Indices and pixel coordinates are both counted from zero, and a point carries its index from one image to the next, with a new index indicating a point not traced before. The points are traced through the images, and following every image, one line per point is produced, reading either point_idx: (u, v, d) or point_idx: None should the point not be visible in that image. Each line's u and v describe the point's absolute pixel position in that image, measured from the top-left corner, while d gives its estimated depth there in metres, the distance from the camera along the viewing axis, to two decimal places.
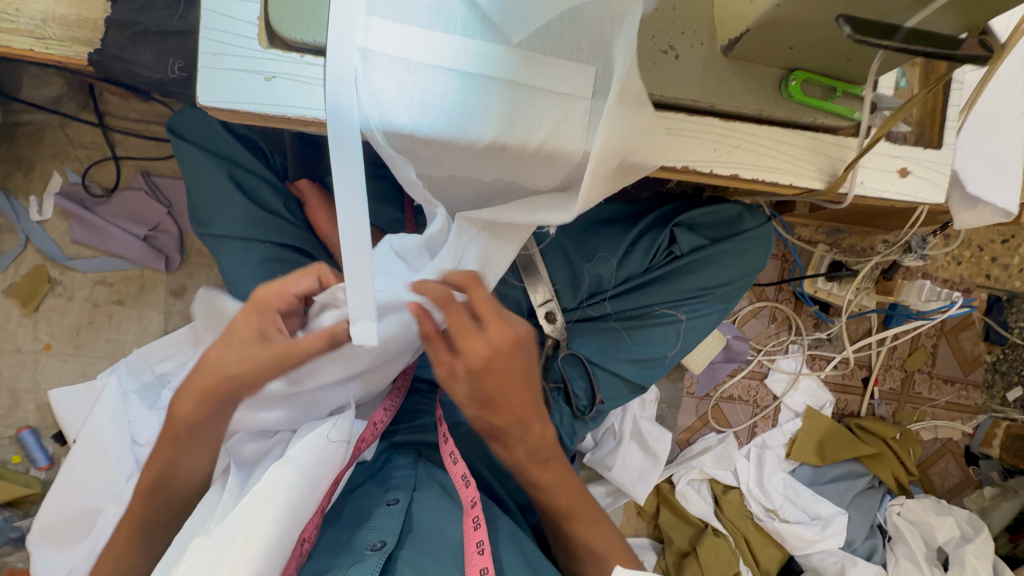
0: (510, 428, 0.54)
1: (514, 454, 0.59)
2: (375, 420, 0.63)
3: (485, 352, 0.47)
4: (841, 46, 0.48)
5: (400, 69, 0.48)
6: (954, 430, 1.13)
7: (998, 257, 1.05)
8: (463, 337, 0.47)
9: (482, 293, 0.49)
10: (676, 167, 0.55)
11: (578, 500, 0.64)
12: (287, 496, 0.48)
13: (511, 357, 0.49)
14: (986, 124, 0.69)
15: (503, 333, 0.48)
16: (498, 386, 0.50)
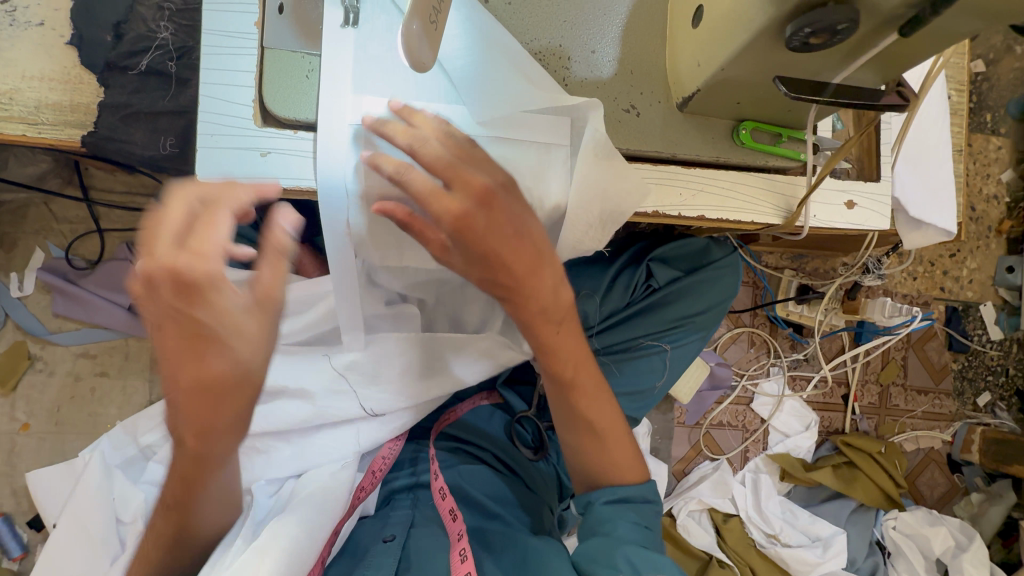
0: (517, 273, 0.52)
1: (524, 313, 0.56)
2: (374, 469, 0.71)
3: (459, 212, 0.48)
4: (782, 100, 0.55)
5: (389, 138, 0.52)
6: (934, 439, 1.17)
7: (948, 271, 1.15)
8: (435, 199, 0.48)
9: (437, 144, 0.49)
10: (648, 213, 0.60)
11: (581, 369, 0.62)
12: (280, 555, 0.56)
13: (494, 213, 0.49)
14: (918, 154, 0.76)
15: (470, 187, 0.48)
16: (488, 244, 0.50)
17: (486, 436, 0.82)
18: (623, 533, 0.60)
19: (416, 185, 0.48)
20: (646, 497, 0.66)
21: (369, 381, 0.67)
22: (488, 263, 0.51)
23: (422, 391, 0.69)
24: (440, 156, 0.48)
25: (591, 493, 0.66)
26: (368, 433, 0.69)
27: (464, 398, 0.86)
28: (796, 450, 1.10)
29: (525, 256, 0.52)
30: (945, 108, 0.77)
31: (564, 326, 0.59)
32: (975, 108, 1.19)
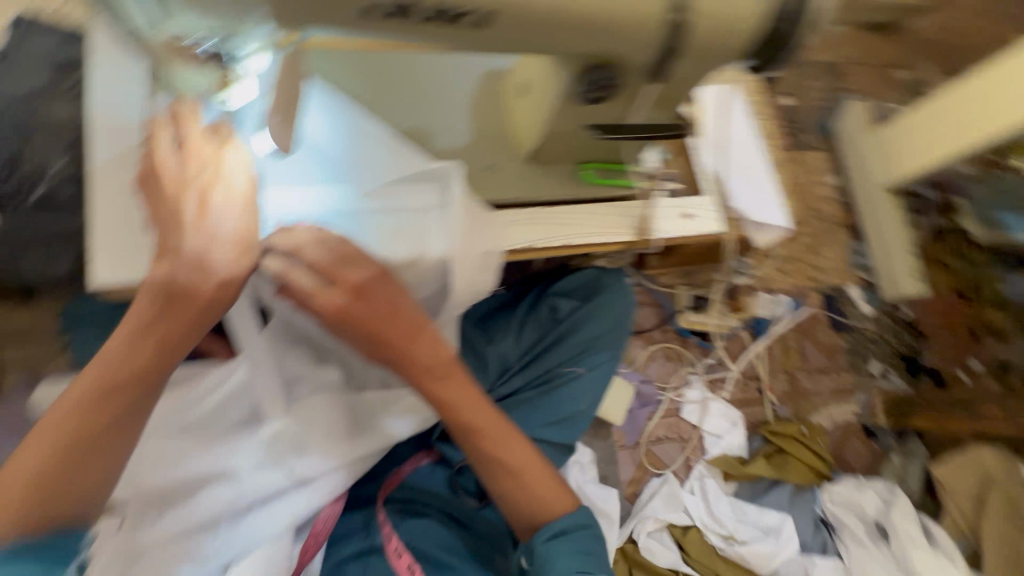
0: (386, 336, 0.58)
1: (410, 371, 0.61)
2: (315, 532, 0.71)
3: (339, 306, 0.56)
4: (603, 143, 0.68)
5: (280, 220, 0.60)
6: (845, 411, 1.29)
7: (812, 263, 1.34)
8: (315, 296, 0.56)
9: (315, 250, 0.56)
10: (519, 249, 0.71)
11: (482, 418, 0.66)
12: None
13: (365, 303, 0.57)
14: (740, 168, 0.94)
15: (347, 284, 0.56)
16: (370, 328, 0.57)
17: (430, 493, 0.83)
18: (562, 567, 0.63)
19: (299, 285, 0.56)
20: (584, 522, 0.68)
21: (294, 451, 0.69)
22: (378, 346, 0.59)
23: (350, 450, 0.71)
24: (321, 257, 0.56)
25: (532, 537, 0.67)
26: (301, 499, 0.69)
27: (410, 457, 0.86)
28: (730, 449, 1.17)
29: (400, 325, 0.59)
30: (753, 131, 0.96)
31: (448, 378, 0.64)
32: (795, 131, 1.45)
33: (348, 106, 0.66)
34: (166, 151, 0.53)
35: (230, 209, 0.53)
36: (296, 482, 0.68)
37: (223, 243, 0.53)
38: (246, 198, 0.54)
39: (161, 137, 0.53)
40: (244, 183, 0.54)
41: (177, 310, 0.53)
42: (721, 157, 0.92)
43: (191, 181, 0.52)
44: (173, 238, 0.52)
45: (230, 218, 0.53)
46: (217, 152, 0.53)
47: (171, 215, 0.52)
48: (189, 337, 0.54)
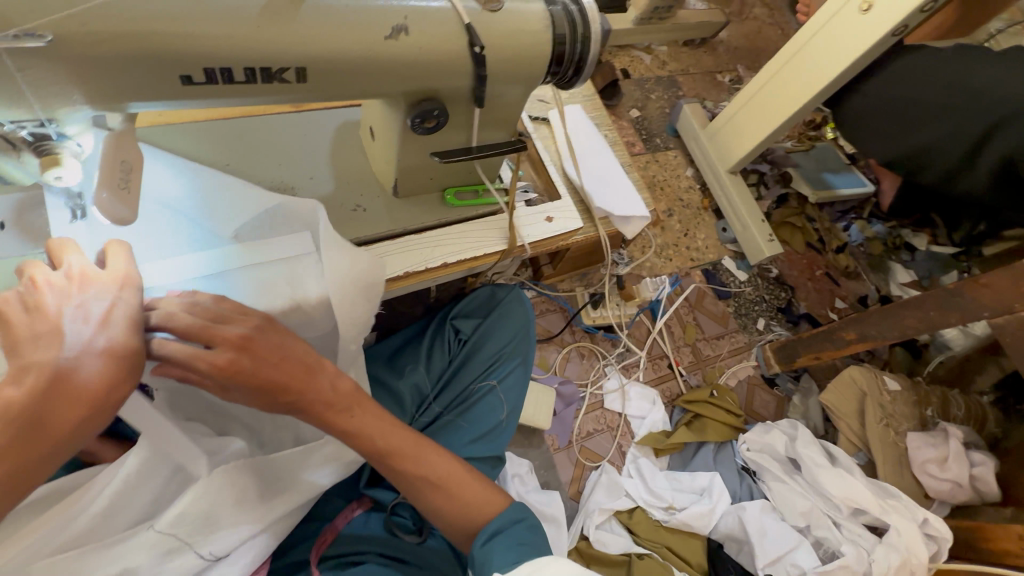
0: (278, 381, 0.59)
1: (310, 407, 0.62)
2: None
3: (229, 360, 0.56)
4: (457, 169, 0.75)
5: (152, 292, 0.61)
6: (746, 368, 1.44)
7: (688, 246, 1.53)
8: (197, 360, 0.55)
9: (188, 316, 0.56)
10: (396, 276, 0.74)
11: (394, 440, 0.68)
12: None
13: (254, 354, 0.58)
14: (596, 169, 1.03)
15: (228, 340, 0.56)
16: (256, 375, 0.57)
17: (367, 538, 0.81)
18: (500, 563, 0.64)
19: (177, 354, 0.55)
20: (516, 517, 0.71)
21: (204, 529, 0.65)
22: (271, 393, 0.59)
23: (270, 512, 0.70)
24: (192, 321, 0.56)
25: (472, 545, 0.69)
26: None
27: (346, 508, 0.84)
28: (655, 426, 1.25)
29: (291, 367, 0.60)
30: (596, 135, 1.07)
31: (354, 410, 0.65)
32: (648, 137, 1.66)
33: (206, 174, 0.69)
34: (43, 276, 0.49)
35: (111, 327, 0.49)
36: (212, 557, 0.67)
37: (98, 361, 0.47)
38: (132, 317, 0.51)
39: (38, 269, 0.50)
40: (131, 303, 0.52)
41: (26, 447, 0.44)
42: (573, 163, 1.01)
43: (72, 301, 0.49)
44: (38, 359, 0.46)
45: (111, 336, 0.49)
46: (105, 277, 0.52)
47: (39, 338, 0.47)
48: (42, 473, 0.45)
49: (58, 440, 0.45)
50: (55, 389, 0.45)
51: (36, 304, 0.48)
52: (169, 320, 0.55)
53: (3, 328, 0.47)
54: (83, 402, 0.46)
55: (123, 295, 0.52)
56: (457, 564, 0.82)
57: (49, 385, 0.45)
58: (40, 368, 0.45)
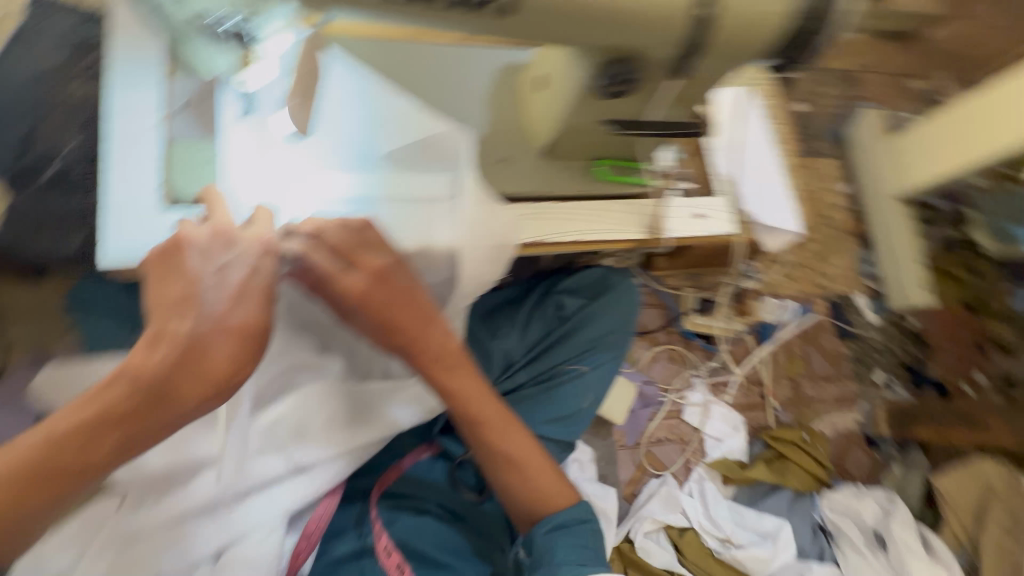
0: (403, 322, 0.60)
1: (425, 350, 0.62)
2: (308, 533, 0.70)
3: (364, 289, 0.58)
4: (615, 141, 0.68)
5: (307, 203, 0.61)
6: (847, 419, 1.29)
7: (821, 270, 1.34)
8: (339, 280, 0.57)
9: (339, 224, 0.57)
10: (530, 242, 0.72)
11: (488, 411, 0.67)
12: None
13: (382, 290, 0.58)
14: (755, 171, 0.94)
15: (370, 266, 0.58)
16: (382, 313, 0.59)
17: (429, 485, 0.83)
18: (561, 558, 0.63)
19: (321, 268, 0.57)
20: (581, 517, 0.68)
21: (296, 437, 0.69)
22: (388, 331, 0.60)
23: (352, 438, 0.72)
24: (343, 239, 0.57)
25: (532, 529, 0.67)
26: (296, 492, 0.69)
27: (409, 453, 0.85)
28: (731, 453, 1.17)
29: (409, 312, 0.60)
30: (767, 132, 0.96)
31: (450, 367, 0.64)
32: (808, 137, 1.44)
33: (367, 90, 0.66)
34: (197, 232, 0.55)
35: (242, 299, 0.54)
36: (296, 467, 0.68)
37: (227, 336, 0.53)
38: (263, 287, 0.55)
39: (192, 224, 0.55)
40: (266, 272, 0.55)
41: (155, 411, 0.52)
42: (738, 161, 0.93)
43: (217, 265, 0.54)
44: (175, 330, 0.53)
45: (243, 312, 0.54)
46: (246, 237, 0.55)
47: (190, 298, 0.54)
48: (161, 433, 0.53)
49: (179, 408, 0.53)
50: (188, 359, 0.53)
51: (184, 266, 0.54)
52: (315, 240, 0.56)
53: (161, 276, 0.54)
54: (207, 376, 0.53)
55: (259, 262, 0.55)
56: (509, 534, 0.82)
57: (183, 359, 0.52)
58: (177, 340, 0.53)
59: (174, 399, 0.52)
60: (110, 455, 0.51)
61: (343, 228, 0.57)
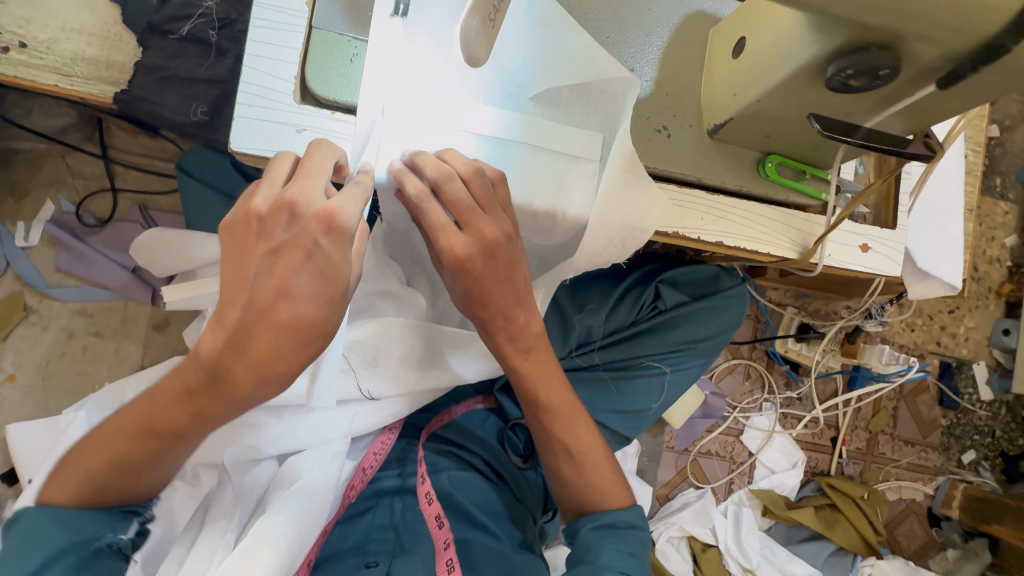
0: (499, 300, 0.54)
1: (514, 323, 0.56)
2: (364, 466, 0.72)
3: (462, 257, 0.49)
4: (808, 137, 0.56)
5: (439, 131, 0.54)
6: (916, 490, 1.18)
7: (946, 326, 1.18)
8: (445, 237, 0.49)
9: (462, 186, 0.49)
10: (665, 233, 0.60)
11: (556, 398, 0.63)
12: (275, 556, 0.56)
13: (487, 261, 0.51)
14: (933, 208, 0.80)
15: (481, 236, 0.49)
16: (477, 280, 0.52)
17: (478, 439, 0.81)
18: (606, 561, 0.58)
19: (431, 219, 0.49)
20: (631, 522, 0.63)
21: (369, 364, 0.67)
22: (478, 300, 0.53)
23: (417, 381, 0.69)
24: (462, 196, 0.49)
25: (578, 522, 0.64)
26: (361, 418, 0.69)
27: (457, 404, 0.84)
28: (780, 488, 1.10)
29: (507, 292, 0.53)
30: (960, 166, 0.82)
31: (534, 354, 0.60)
32: (987, 171, 1.22)
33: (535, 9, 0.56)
34: (265, 199, 0.41)
35: (289, 292, 0.40)
36: (366, 394, 0.68)
37: (270, 329, 0.40)
38: (328, 277, 0.41)
39: (269, 187, 0.42)
40: (339, 261, 0.41)
41: (215, 390, 0.43)
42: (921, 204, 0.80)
43: (269, 246, 0.40)
44: (234, 295, 0.41)
45: (294, 303, 0.40)
46: (312, 210, 0.40)
47: (241, 280, 0.41)
48: (223, 406, 0.44)
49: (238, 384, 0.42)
50: (235, 342, 0.41)
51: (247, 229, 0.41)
52: (440, 182, 0.48)
53: (222, 251, 0.42)
54: (251, 361, 0.41)
55: (319, 245, 0.40)
56: (542, 503, 0.82)
57: (239, 330, 0.41)
58: (233, 308, 0.41)
59: (221, 383, 0.42)
60: (173, 429, 0.47)
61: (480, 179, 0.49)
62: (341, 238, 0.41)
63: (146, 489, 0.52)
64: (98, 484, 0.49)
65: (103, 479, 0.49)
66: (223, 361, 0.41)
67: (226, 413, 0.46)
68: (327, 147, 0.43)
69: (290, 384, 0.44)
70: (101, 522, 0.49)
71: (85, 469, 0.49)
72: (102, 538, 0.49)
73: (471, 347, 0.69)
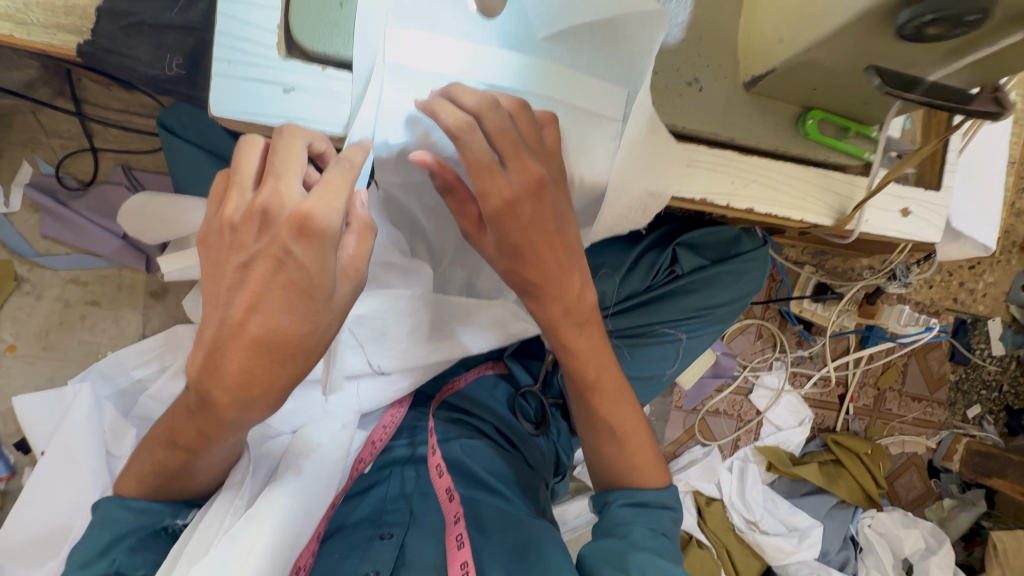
0: (544, 276, 0.50)
1: (548, 312, 0.53)
2: (374, 439, 0.71)
3: (507, 198, 0.44)
4: (861, 91, 0.50)
5: (434, 86, 0.47)
6: (919, 444, 1.20)
7: (965, 283, 1.14)
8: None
9: (501, 117, 0.43)
10: (690, 200, 0.56)
11: (605, 374, 0.60)
12: (272, 528, 0.51)
13: (535, 204, 0.46)
14: (975, 164, 0.75)
15: (527, 174, 0.45)
16: (524, 236, 0.47)
17: (490, 407, 0.79)
18: (637, 539, 0.58)
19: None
20: (665, 503, 0.63)
21: (376, 341, 0.64)
22: (520, 257, 0.48)
23: (424, 356, 0.66)
24: (501, 131, 0.43)
25: (609, 494, 0.64)
26: (370, 389, 0.67)
27: (463, 372, 0.82)
28: (787, 444, 1.12)
29: (555, 250, 0.49)
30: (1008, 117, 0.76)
31: (562, 336, 0.55)
32: None
33: None
34: (238, 205, 0.39)
35: (258, 306, 0.38)
36: (373, 367, 0.65)
37: (240, 344, 0.38)
38: (303, 288, 0.38)
39: (241, 192, 0.39)
40: (311, 267, 0.38)
41: (206, 413, 0.43)
42: (966, 164, 0.75)
43: (239, 257, 0.39)
44: (209, 318, 0.40)
45: (266, 318, 0.38)
46: (284, 214, 0.38)
47: (218, 298, 0.40)
48: (218, 429, 0.45)
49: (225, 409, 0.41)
50: (209, 366, 0.40)
51: (222, 222, 0.39)
52: (460, 126, 0.42)
53: (202, 266, 0.41)
54: (228, 385, 0.40)
55: (287, 253, 0.38)
56: (553, 471, 0.82)
57: (212, 356, 0.40)
58: (208, 332, 0.40)
59: (209, 407, 0.42)
60: (190, 444, 0.47)
61: (498, 115, 0.43)
62: (314, 242, 0.37)
63: (189, 490, 0.54)
64: (152, 481, 0.51)
65: (153, 479, 0.51)
66: (203, 383, 0.40)
67: (229, 429, 0.45)
68: (292, 131, 0.40)
69: (274, 407, 0.42)
70: (160, 510, 0.52)
71: (141, 470, 0.52)
72: (161, 522, 0.53)
73: (488, 310, 0.66)
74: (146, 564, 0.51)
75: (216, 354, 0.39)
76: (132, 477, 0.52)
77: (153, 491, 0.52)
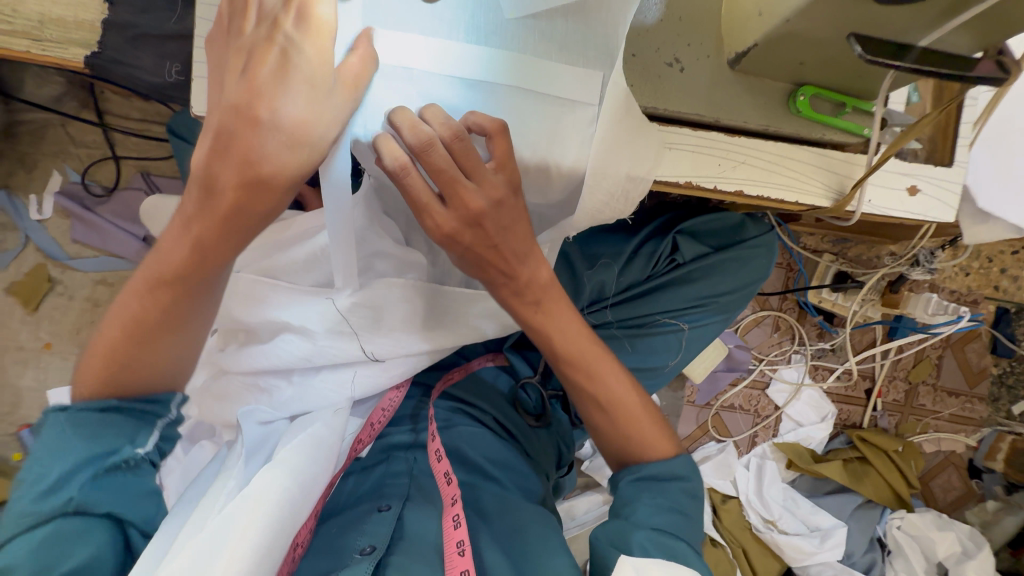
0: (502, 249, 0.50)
1: (500, 293, 0.55)
2: (371, 422, 0.71)
3: (448, 232, 0.48)
4: (851, 64, 0.48)
5: (405, 78, 0.47)
6: (957, 443, 1.13)
7: (1008, 269, 1.02)
8: (427, 194, 0.46)
9: (440, 155, 0.44)
10: (671, 182, 0.55)
11: (582, 347, 0.60)
12: (269, 510, 0.50)
13: (486, 233, 0.48)
14: (998, 138, 0.70)
15: (466, 207, 0.46)
16: (471, 249, 0.50)
17: (490, 396, 0.80)
18: (640, 518, 0.57)
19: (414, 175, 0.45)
20: (675, 474, 0.61)
21: (370, 327, 0.63)
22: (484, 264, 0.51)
23: (418, 344, 0.65)
24: (444, 166, 0.44)
25: (619, 473, 0.64)
26: (368, 378, 0.67)
27: (464, 363, 0.83)
28: (808, 441, 1.07)
29: (519, 240, 0.51)
30: None
31: (544, 309, 0.57)
32: None
33: None
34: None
35: (269, 84, 0.40)
36: (370, 356, 0.65)
37: (250, 120, 0.40)
38: (309, 78, 0.40)
39: None
40: (312, 56, 0.40)
41: (211, 208, 0.43)
42: (987, 139, 0.69)
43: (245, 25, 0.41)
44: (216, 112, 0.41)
45: (276, 95, 0.40)
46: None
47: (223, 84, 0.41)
48: (224, 245, 0.45)
49: (232, 209, 0.43)
50: (218, 150, 0.41)
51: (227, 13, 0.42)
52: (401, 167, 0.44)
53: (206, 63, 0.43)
54: (240, 164, 0.41)
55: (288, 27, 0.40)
56: (554, 462, 0.82)
57: (220, 139, 0.40)
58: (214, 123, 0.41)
59: (215, 201, 0.43)
60: (181, 269, 0.47)
61: (464, 143, 0.44)
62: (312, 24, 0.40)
63: (163, 375, 0.53)
64: (120, 354, 0.50)
65: (125, 348, 0.50)
66: (210, 166, 0.41)
67: (238, 240, 0.45)
68: None
69: (284, 197, 0.43)
70: (114, 436, 0.49)
71: (111, 339, 0.50)
72: (118, 451, 0.49)
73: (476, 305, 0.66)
74: (113, 501, 0.47)
75: (224, 134, 0.40)
76: (100, 355, 0.50)
77: (126, 365, 0.51)
